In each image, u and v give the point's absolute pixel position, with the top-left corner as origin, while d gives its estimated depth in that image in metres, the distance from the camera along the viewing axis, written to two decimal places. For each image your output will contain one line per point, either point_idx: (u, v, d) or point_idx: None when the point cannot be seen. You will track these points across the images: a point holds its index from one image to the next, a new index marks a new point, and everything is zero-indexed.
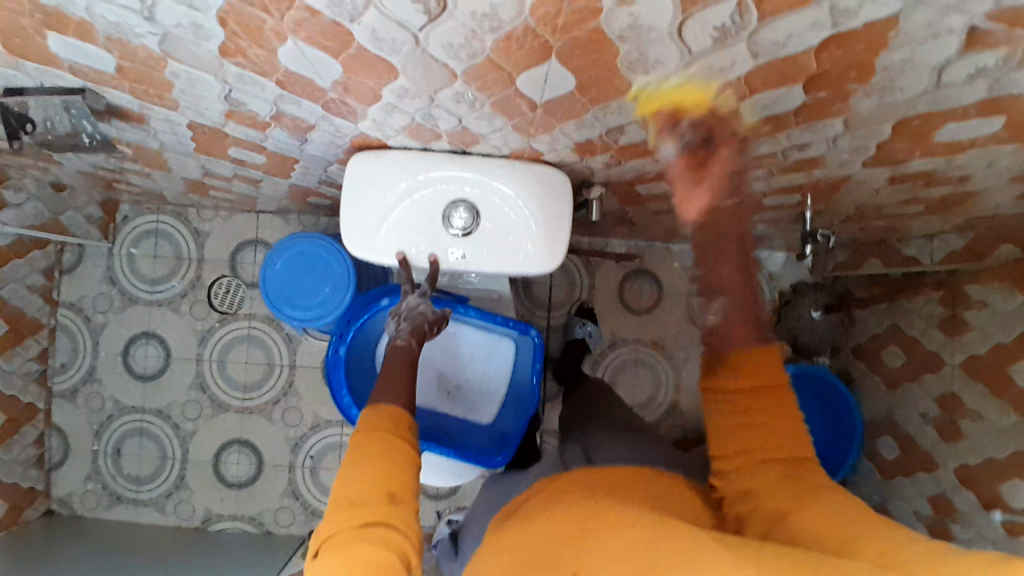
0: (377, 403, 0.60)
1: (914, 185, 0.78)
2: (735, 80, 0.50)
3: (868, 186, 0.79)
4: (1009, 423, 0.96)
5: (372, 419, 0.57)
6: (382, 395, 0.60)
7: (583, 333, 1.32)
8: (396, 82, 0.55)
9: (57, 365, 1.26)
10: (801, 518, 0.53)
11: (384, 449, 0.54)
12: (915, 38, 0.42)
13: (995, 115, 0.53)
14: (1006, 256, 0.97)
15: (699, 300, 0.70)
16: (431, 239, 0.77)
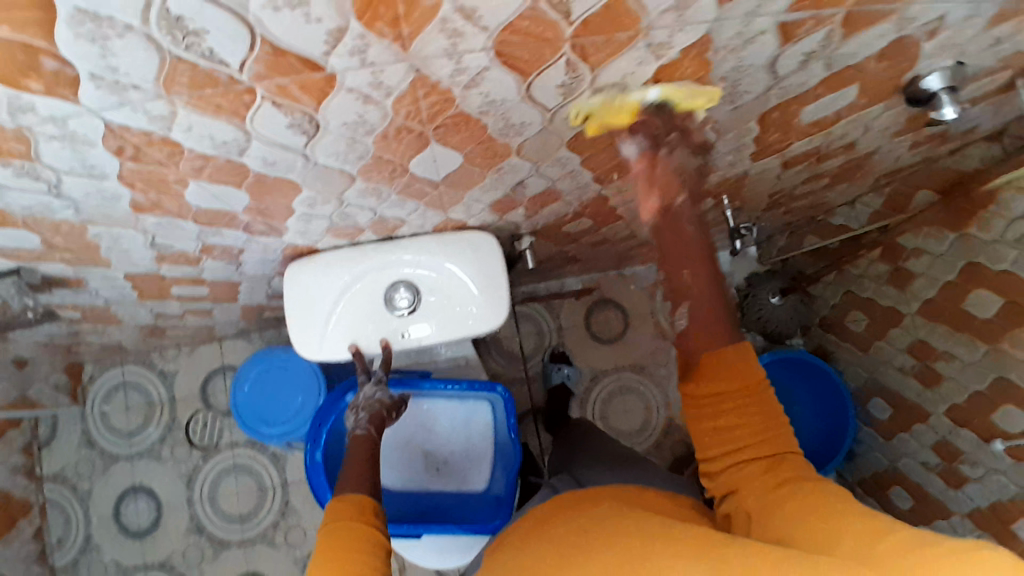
0: (341, 491, 0.62)
1: (809, 164, 0.83)
2: (600, 121, 0.55)
3: (768, 176, 0.85)
4: (981, 354, 0.99)
5: (339, 510, 0.59)
6: (347, 487, 0.62)
7: (561, 377, 1.37)
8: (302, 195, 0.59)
9: (53, 541, 1.20)
10: (786, 508, 0.55)
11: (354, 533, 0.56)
12: (735, 49, 0.47)
13: (845, 86, 0.59)
14: (926, 201, 1.04)
15: (718, 304, 0.66)
16: (379, 325, 0.80)
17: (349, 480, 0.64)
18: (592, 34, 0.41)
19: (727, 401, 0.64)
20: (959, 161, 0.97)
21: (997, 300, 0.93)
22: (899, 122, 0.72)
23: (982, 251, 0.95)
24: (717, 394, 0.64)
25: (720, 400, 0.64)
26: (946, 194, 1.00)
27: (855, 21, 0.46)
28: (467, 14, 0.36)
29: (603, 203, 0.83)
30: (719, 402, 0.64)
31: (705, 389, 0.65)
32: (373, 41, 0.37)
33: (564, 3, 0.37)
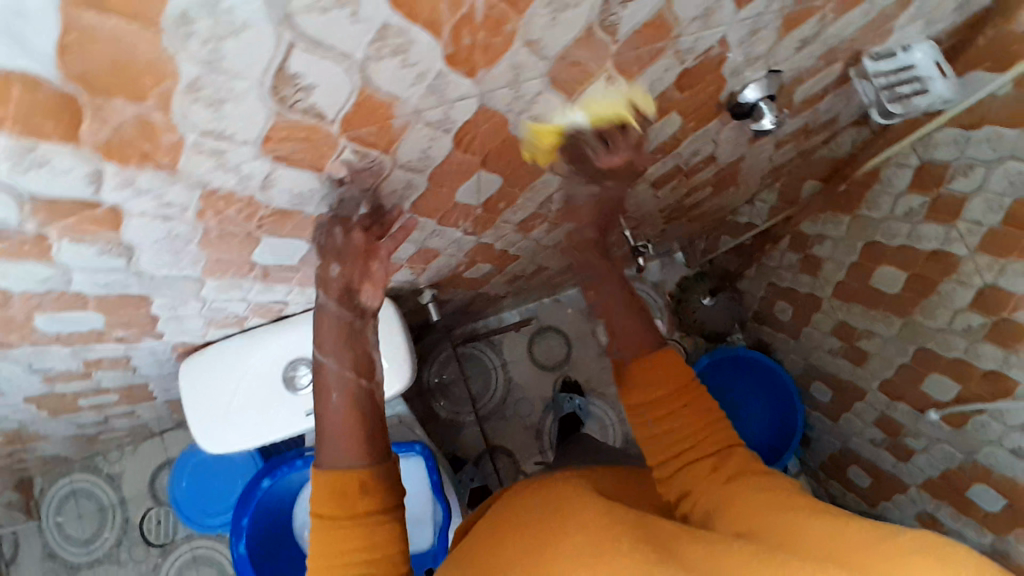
0: (326, 464, 0.59)
1: (681, 179, 0.86)
2: (428, 188, 0.57)
3: (643, 196, 0.88)
4: (897, 329, 1.01)
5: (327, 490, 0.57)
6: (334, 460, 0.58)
7: (572, 405, 1.38)
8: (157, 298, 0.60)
9: None
10: (752, 505, 0.54)
11: (353, 536, 0.55)
12: (523, 108, 0.49)
13: (666, 113, 0.61)
14: (812, 192, 1.12)
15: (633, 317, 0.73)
16: (283, 406, 0.79)
17: (336, 450, 0.59)
18: (362, 126, 0.42)
19: (671, 403, 0.66)
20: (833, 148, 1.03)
21: (900, 274, 0.97)
22: (745, 132, 0.75)
23: (874, 228, 0.99)
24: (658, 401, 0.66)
25: (666, 405, 0.66)
26: (827, 181, 1.08)
27: (628, 65, 0.49)
28: (219, 135, 0.37)
29: (488, 247, 0.84)
30: (668, 399, 0.66)
31: (647, 401, 0.67)
32: (140, 172, 0.38)
33: (310, 107, 0.38)
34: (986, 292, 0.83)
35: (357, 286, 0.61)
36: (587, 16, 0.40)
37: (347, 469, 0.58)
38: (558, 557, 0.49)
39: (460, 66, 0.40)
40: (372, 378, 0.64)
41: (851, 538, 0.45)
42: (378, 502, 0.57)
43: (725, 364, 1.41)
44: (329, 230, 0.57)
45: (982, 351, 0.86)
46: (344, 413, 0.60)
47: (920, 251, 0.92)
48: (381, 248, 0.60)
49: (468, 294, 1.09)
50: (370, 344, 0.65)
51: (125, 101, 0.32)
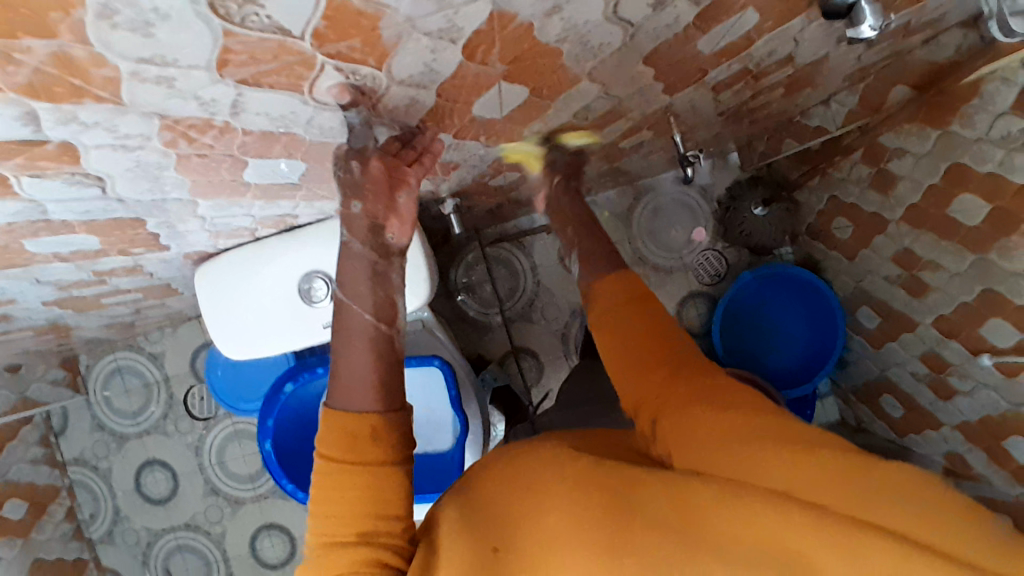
0: (337, 405, 0.53)
1: (749, 82, 0.73)
2: (438, 105, 0.49)
3: (699, 100, 0.76)
4: (968, 265, 0.94)
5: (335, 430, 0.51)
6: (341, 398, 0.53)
7: None
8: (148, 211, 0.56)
9: (87, 516, 1.31)
10: (703, 433, 0.49)
11: (363, 483, 0.50)
12: (550, 14, 0.38)
13: (740, 10, 0.48)
14: (901, 97, 0.96)
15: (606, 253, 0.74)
16: (299, 318, 0.77)
17: (351, 393, 0.53)
18: (340, 39, 0.33)
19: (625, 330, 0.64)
20: (935, 50, 0.88)
21: (983, 207, 0.87)
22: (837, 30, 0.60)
23: (964, 149, 0.87)
24: (615, 317, 0.65)
25: (625, 338, 0.63)
26: (921, 89, 0.92)
27: None
28: (163, 61, 0.32)
29: (517, 155, 0.76)
30: (624, 326, 0.64)
31: (613, 321, 0.65)
32: (82, 105, 0.34)
33: (268, 23, 0.30)
34: None
35: (382, 222, 0.56)
36: None
37: (357, 412, 0.52)
38: (530, 527, 0.47)
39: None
40: (393, 323, 0.57)
41: (816, 470, 0.42)
42: (389, 452, 0.52)
43: (764, 280, 1.34)
44: (345, 163, 0.52)
45: None
46: (360, 359, 0.54)
47: (1012, 182, 0.81)
48: (408, 175, 0.55)
49: (495, 199, 1.01)
50: (397, 288, 0.59)
51: (35, 39, 0.27)
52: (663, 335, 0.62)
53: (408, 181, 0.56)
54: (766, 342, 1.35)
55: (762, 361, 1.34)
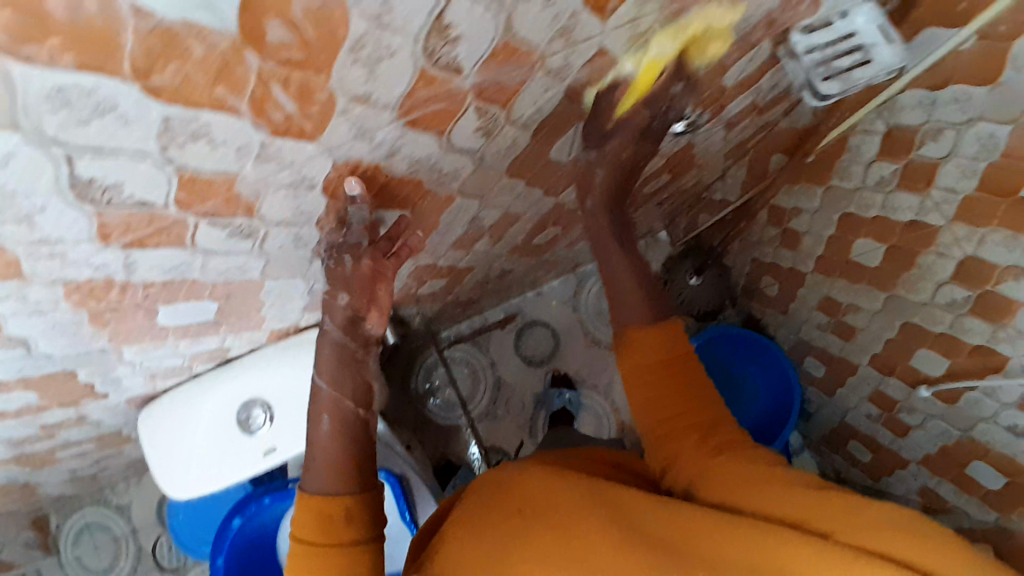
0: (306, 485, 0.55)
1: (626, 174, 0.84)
2: (326, 235, 0.56)
3: None
4: (881, 302, 1.00)
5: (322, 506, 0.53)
6: (316, 479, 0.55)
7: (563, 400, 1.42)
8: (77, 361, 0.60)
9: None
10: (735, 481, 0.53)
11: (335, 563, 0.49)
12: (392, 155, 0.47)
13: (570, 123, 0.58)
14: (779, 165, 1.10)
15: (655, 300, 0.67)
16: (239, 449, 0.80)
17: (318, 474, 0.56)
18: (203, 202, 0.41)
19: (662, 385, 0.62)
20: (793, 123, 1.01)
21: (878, 246, 0.96)
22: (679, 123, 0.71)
23: (847, 200, 0.98)
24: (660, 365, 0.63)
25: (668, 394, 0.62)
26: (790, 153, 1.03)
27: (492, 94, 0.45)
28: (50, 242, 0.38)
29: (433, 265, 0.84)
30: (663, 379, 0.62)
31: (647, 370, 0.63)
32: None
33: (132, 200, 0.37)
34: (965, 263, 0.82)
35: (362, 315, 0.61)
36: (420, 61, 0.37)
37: (323, 495, 0.54)
38: None
39: (274, 125, 0.36)
40: (369, 406, 0.62)
41: (828, 510, 0.47)
42: (359, 531, 0.52)
43: (719, 343, 1.38)
44: (338, 256, 0.57)
45: (968, 325, 0.86)
46: (333, 445, 0.57)
47: (896, 221, 0.91)
48: (387, 267, 0.60)
49: (432, 304, 1.08)
50: (371, 373, 0.64)
51: None
52: (701, 397, 0.62)
53: (388, 273, 0.61)
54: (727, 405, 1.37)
55: None
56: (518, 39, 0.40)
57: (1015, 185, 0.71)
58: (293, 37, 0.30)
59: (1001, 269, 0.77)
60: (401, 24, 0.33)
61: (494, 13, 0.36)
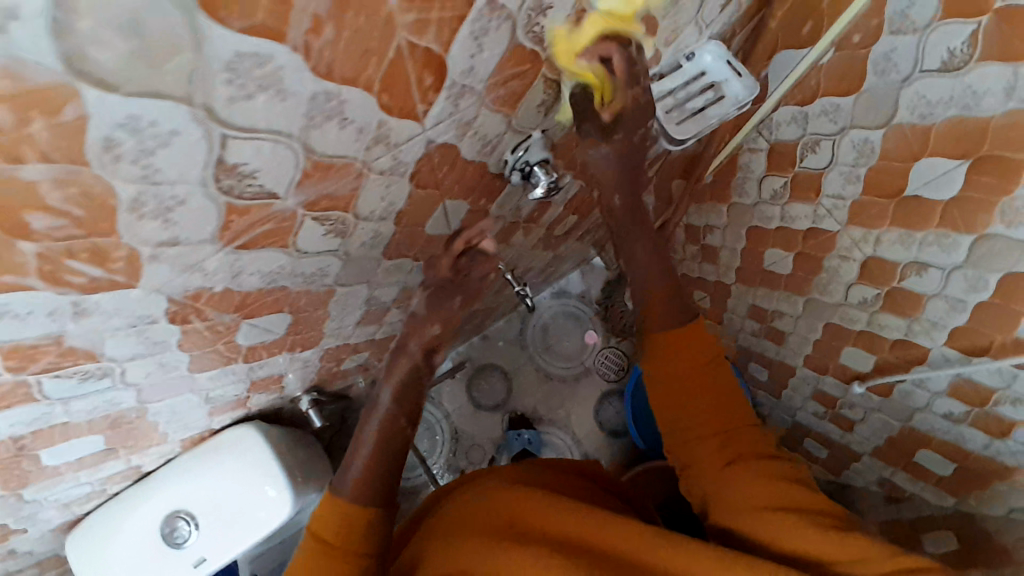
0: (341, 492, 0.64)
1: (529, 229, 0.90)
2: (202, 352, 0.55)
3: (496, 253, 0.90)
4: (801, 307, 1.05)
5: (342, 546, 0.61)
6: (340, 520, 0.62)
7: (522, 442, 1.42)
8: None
9: None
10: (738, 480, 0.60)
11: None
12: (239, 275, 0.47)
13: (436, 203, 0.59)
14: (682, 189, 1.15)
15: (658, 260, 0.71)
16: (167, 566, 0.78)
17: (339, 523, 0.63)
18: (29, 358, 0.41)
19: (680, 364, 0.67)
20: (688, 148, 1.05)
21: (787, 255, 1.00)
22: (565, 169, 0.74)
23: (749, 214, 1.04)
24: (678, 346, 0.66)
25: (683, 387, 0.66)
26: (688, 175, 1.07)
27: (328, 204, 0.46)
28: None
29: (347, 345, 0.84)
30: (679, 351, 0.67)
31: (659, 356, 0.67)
32: None
33: None
34: (868, 264, 0.86)
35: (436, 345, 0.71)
36: (219, 200, 0.37)
37: (344, 537, 0.62)
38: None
39: (74, 287, 0.37)
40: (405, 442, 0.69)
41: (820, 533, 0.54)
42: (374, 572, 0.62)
43: None
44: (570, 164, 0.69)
45: (884, 321, 0.89)
46: (358, 501, 0.64)
47: (797, 229, 0.95)
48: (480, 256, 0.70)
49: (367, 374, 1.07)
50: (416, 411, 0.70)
51: None
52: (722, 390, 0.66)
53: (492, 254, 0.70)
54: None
55: None
56: (324, 156, 0.40)
57: (897, 185, 0.74)
58: (68, 216, 0.31)
59: (901, 266, 0.81)
60: (172, 180, 0.33)
61: (284, 144, 0.36)
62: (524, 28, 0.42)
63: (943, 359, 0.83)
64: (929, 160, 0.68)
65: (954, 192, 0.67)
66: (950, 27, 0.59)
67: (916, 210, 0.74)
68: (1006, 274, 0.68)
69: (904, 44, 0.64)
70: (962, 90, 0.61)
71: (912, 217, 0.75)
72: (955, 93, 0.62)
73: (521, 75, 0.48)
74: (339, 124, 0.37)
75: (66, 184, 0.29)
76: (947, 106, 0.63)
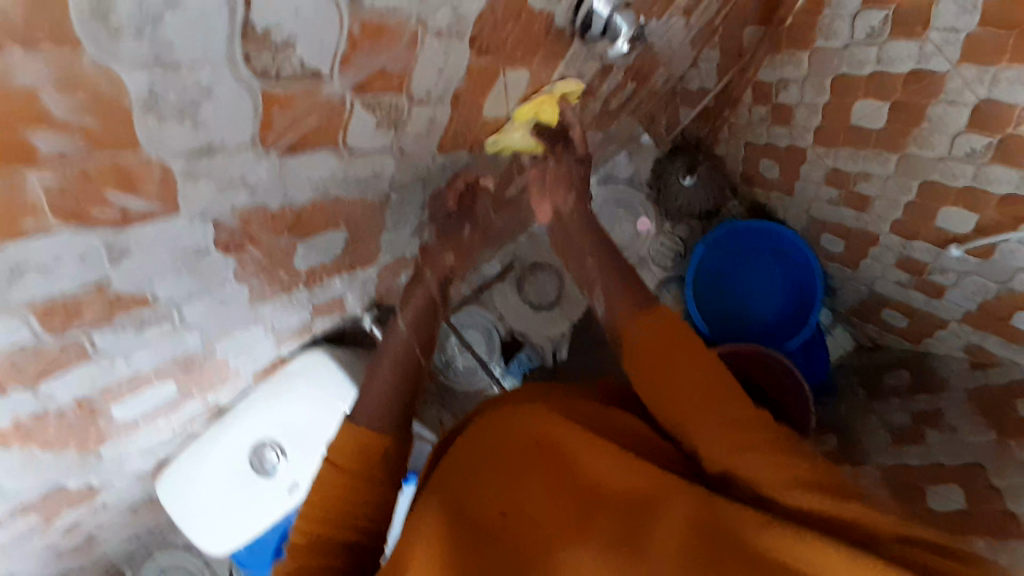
0: (356, 422, 0.62)
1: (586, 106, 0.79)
2: (261, 281, 0.50)
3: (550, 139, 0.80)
4: (894, 165, 0.95)
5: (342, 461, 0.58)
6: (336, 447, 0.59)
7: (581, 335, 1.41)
8: (43, 473, 0.57)
9: None
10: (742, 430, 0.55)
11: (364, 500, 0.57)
12: (285, 184, 0.40)
13: (498, 77, 0.49)
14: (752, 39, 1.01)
15: None
16: (262, 494, 0.77)
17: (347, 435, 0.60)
18: (82, 306, 0.37)
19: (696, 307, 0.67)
20: None
21: (882, 105, 0.89)
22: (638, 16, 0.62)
23: (837, 59, 0.91)
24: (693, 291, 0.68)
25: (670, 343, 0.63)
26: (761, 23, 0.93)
27: (380, 83, 0.36)
28: None
29: (403, 259, 0.78)
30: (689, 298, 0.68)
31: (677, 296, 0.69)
32: None
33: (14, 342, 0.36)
34: (982, 108, 0.77)
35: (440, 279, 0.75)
36: (254, 86, 0.31)
37: (344, 457, 0.58)
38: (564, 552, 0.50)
39: (109, 222, 0.33)
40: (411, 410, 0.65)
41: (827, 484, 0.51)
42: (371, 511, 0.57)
43: (736, 240, 1.36)
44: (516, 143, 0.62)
45: (992, 173, 0.82)
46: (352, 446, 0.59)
47: (897, 73, 0.84)
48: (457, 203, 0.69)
49: None
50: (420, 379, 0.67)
51: None
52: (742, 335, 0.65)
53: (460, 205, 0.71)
54: (742, 302, 1.40)
55: (749, 319, 1.38)
56: (371, 12, 0.31)
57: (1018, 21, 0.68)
58: (80, 130, 0.28)
59: (1020, 109, 0.73)
60: (191, 62, 0.28)
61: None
62: None
63: None
64: None
65: None
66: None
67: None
68: None
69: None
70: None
71: None
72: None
73: None
74: None
75: (71, 88, 0.26)
76: None
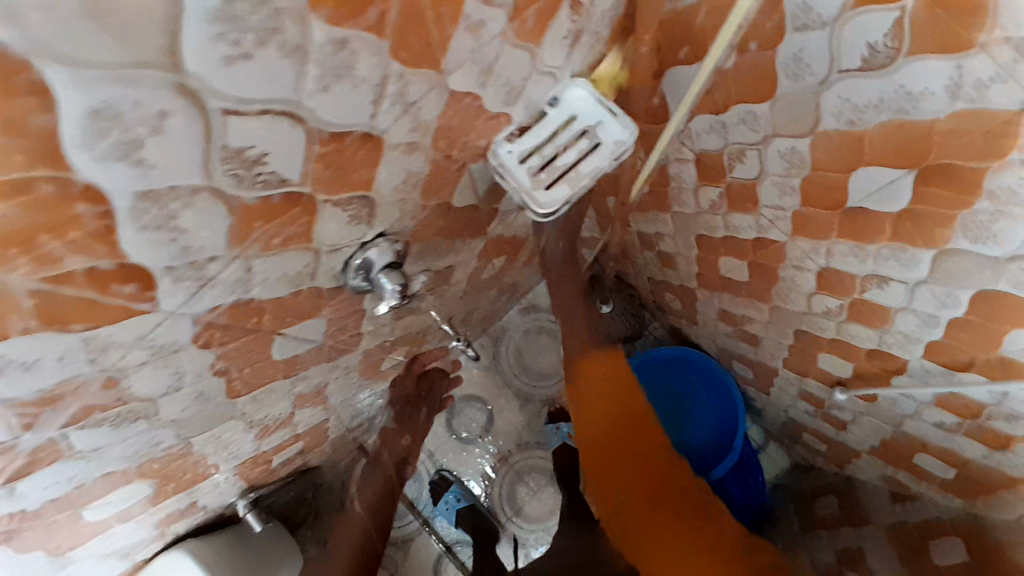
0: None
1: (443, 292, 0.83)
2: (48, 536, 0.53)
3: (410, 323, 0.84)
4: (768, 313, 0.97)
5: None
6: None
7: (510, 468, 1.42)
8: None
9: None
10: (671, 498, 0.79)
11: None
12: (14, 494, 0.42)
13: (274, 339, 0.52)
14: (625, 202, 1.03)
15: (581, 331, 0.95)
16: None
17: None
18: None
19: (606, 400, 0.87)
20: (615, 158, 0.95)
21: (741, 264, 0.92)
22: (449, 235, 0.67)
23: (694, 223, 0.94)
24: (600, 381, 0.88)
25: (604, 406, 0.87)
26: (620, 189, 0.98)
27: (92, 411, 0.40)
28: None
29: (265, 452, 0.80)
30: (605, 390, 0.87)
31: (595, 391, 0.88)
32: None
33: None
34: (825, 274, 0.78)
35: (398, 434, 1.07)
36: None
37: None
38: None
39: None
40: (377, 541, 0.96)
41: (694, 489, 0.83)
42: None
43: (658, 365, 1.37)
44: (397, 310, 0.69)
45: (853, 332, 0.83)
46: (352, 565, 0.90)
47: (744, 238, 0.87)
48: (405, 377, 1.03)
49: (315, 452, 1.02)
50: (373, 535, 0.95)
51: None
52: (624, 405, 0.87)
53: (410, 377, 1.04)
54: (673, 425, 1.38)
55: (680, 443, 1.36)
56: (35, 394, 0.34)
57: (838, 198, 0.66)
58: None
59: (860, 279, 0.74)
60: None
61: None
62: (237, 186, 0.33)
63: (924, 372, 0.78)
64: (869, 169, 0.59)
65: (903, 208, 0.59)
66: (871, 17, 0.47)
67: (864, 224, 0.66)
68: (977, 292, 0.61)
69: (814, 41, 0.53)
70: (894, 91, 0.51)
71: (861, 229, 0.67)
72: (886, 95, 0.51)
73: (290, 221, 0.39)
74: (22, 369, 0.32)
75: None
76: (878, 110, 0.53)
